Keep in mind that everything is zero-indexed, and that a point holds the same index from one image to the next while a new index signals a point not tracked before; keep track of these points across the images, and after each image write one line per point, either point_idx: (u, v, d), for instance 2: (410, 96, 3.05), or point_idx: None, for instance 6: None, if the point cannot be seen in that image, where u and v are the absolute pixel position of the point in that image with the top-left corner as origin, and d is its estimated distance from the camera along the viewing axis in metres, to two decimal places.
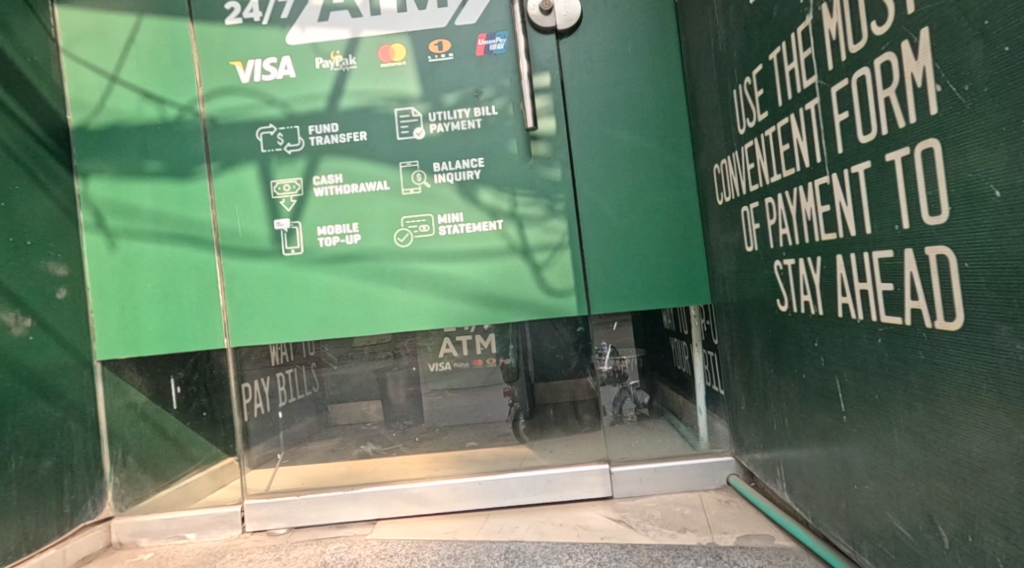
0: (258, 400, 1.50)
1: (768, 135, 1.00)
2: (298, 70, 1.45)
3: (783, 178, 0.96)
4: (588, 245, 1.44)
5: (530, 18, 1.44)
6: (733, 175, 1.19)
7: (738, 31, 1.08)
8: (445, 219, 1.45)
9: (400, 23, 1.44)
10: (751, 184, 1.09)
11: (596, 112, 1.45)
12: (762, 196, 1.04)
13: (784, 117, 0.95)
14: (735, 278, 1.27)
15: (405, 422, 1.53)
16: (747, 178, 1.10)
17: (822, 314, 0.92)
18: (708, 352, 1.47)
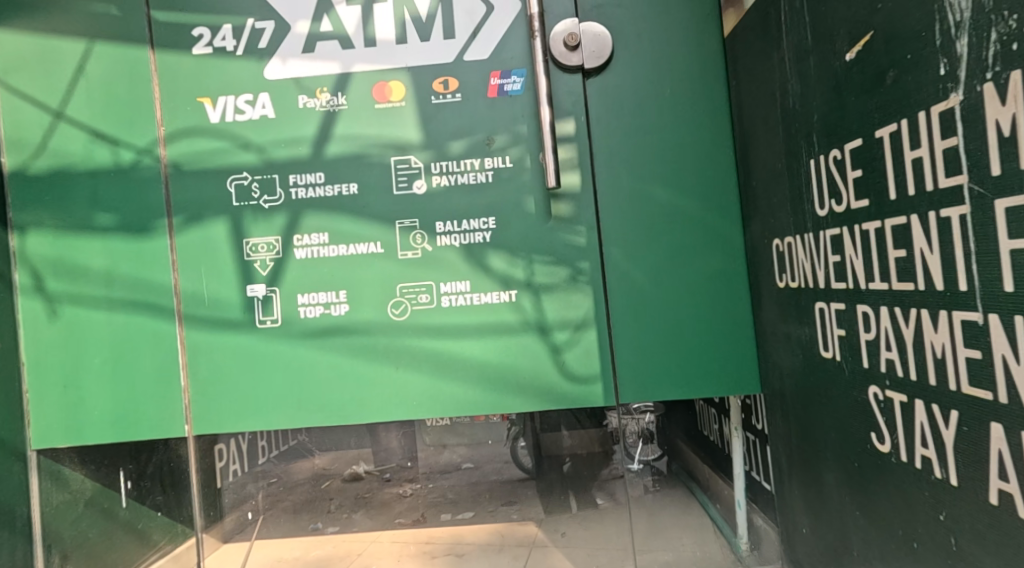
0: (235, 460, 1.37)
1: (863, 229, 0.82)
2: (278, 109, 1.23)
3: (893, 292, 0.77)
4: (617, 322, 1.24)
5: (554, 54, 1.26)
6: (805, 259, 1.01)
7: (825, 93, 0.91)
8: (449, 288, 1.24)
9: (400, 57, 1.23)
10: (836, 280, 0.88)
11: (629, 166, 1.26)
12: (855, 301, 0.84)
13: (897, 214, 0.76)
14: (798, 381, 1.05)
15: (399, 466, 1.38)
16: (828, 273, 0.90)
17: (959, 486, 0.70)
18: (748, 435, 1.29)
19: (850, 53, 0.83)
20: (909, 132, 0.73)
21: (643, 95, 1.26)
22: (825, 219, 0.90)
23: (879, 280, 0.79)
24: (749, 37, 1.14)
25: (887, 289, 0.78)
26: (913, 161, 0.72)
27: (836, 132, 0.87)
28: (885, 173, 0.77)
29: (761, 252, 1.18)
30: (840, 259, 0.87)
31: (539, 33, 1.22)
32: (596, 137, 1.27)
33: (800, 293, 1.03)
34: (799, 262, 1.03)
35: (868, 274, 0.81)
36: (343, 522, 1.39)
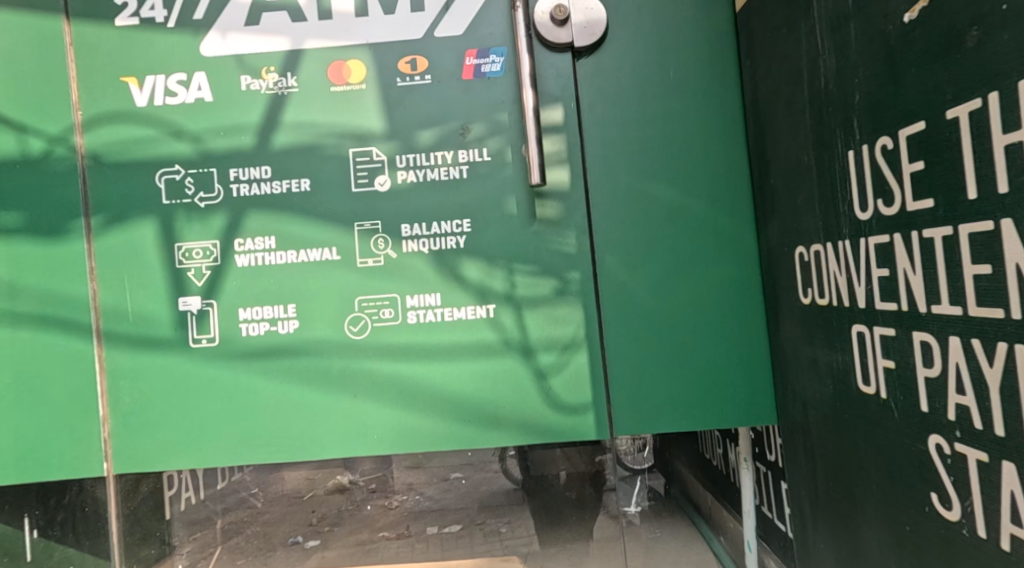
0: (186, 489, 1.21)
1: (926, 236, 0.67)
2: (216, 92, 1.05)
3: (970, 321, 0.61)
4: (612, 341, 1.08)
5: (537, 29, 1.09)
6: (835, 271, 0.85)
7: (871, 71, 0.77)
8: (416, 301, 1.06)
9: (359, 32, 1.06)
10: (884, 300, 0.74)
11: (625, 161, 1.11)
12: (913, 328, 0.69)
13: (976, 217, 0.61)
14: (825, 416, 0.89)
15: (382, 476, 1.16)
16: (874, 290, 0.76)
17: None
18: (759, 466, 1.12)
19: (911, 13, 0.70)
20: (1002, 111, 0.59)
21: (643, 79, 1.11)
22: (872, 223, 0.77)
23: (951, 303, 0.63)
24: (774, 11, 1.01)
25: (962, 316, 0.62)
26: (1005, 147, 0.58)
27: (894, 114, 0.73)
28: (965, 165, 0.62)
29: (778, 261, 1.03)
30: (891, 274, 0.73)
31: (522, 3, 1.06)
32: (590, 129, 1.11)
33: (829, 312, 0.87)
34: (828, 276, 0.87)
35: (930, 293, 0.66)
36: (326, 535, 1.21)
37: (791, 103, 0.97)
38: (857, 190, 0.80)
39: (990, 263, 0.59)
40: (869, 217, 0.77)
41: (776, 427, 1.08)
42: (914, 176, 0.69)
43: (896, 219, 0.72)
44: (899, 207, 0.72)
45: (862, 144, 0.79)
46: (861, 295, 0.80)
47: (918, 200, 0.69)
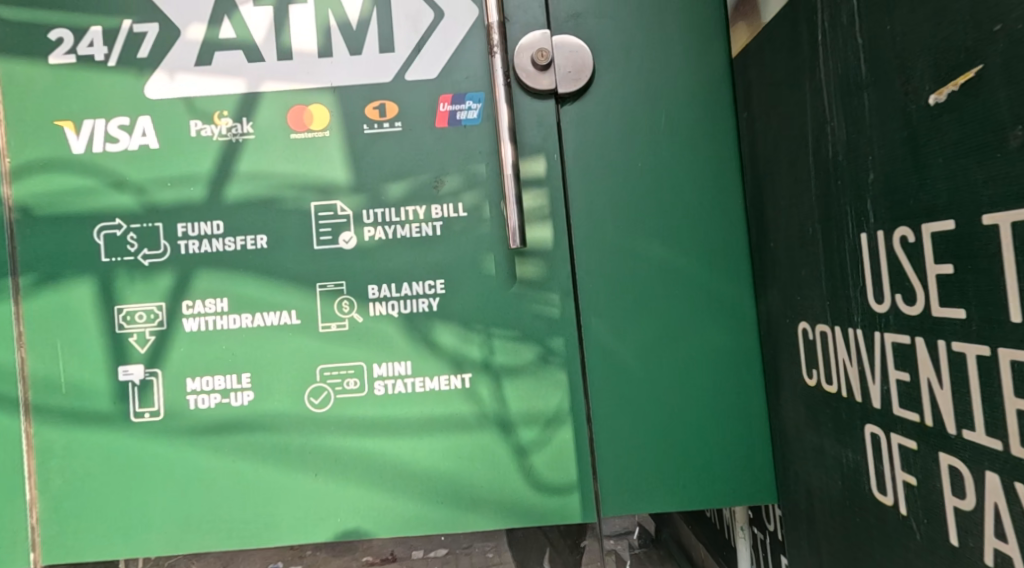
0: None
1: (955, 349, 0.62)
2: (162, 138, 0.95)
3: (1015, 461, 0.57)
4: (599, 414, 1.01)
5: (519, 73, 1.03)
6: (844, 357, 0.81)
7: (889, 150, 0.70)
8: (383, 371, 0.97)
9: (322, 74, 0.97)
10: (903, 407, 0.70)
11: (613, 216, 1.03)
12: (938, 449, 0.64)
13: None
14: (834, 510, 0.85)
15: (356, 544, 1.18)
16: (892, 394, 0.72)
17: None
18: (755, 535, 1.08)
19: (938, 94, 0.63)
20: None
21: (630, 128, 1.04)
22: (889, 317, 0.72)
23: (989, 436, 0.58)
24: (773, 66, 0.94)
25: (1002, 452, 0.58)
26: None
27: (916, 204, 0.67)
28: (1006, 281, 0.57)
29: (778, 330, 0.97)
30: (911, 379, 0.68)
31: (500, 48, 0.97)
32: (576, 182, 1.03)
33: (838, 403, 0.83)
34: (836, 361, 0.83)
35: (962, 416, 0.61)
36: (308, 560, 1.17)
37: (793, 167, 0.91)
38: (872, 283, 0.74)
39: None
40: (886, 309, 0.72)
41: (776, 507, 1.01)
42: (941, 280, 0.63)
43: (921, 320, 0.66)
44: (922, 309, 0.66)
45: (878, 229, 0.73)
46: (875, 394, 0.75)
47: (946, 307, 0.63)
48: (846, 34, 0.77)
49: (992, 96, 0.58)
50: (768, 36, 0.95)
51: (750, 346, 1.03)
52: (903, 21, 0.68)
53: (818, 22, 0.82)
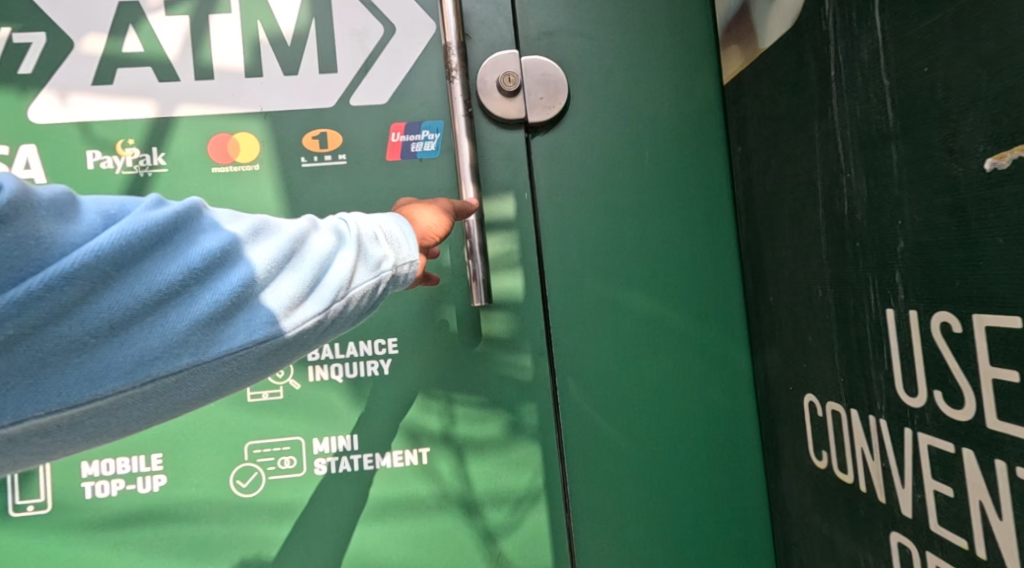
0: None
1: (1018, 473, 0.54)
2: (52, 171, 0.80)
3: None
4: (575, 485, 0.93)
5: (483, 100, 0.92)
6: (864, 452, 0.74)
7: (924, 214, 0.59)
8: (325, 446, 0.89)
9: (249, 97, 0.82)
10: (944, 524, 0.63)
11: (590, 264, 0.94)
12: None
13: None
14: None
15: None
16: (926, 506, 0.65)
17: None
18: None
19: (998, 158, 0.52)
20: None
21: (610, 168, 0.95)
22: (926, 416, 0.63)
23: None
24: (772, 101, 0.83)
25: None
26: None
27: (963, 288, 0.56)
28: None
29: (780, 398, 0.91)
30: (956, 495, 0.61)
31: (456, 70, 0.83)
32: (550, 228, 0.94)
33: (855, 498, 0.77)
34: (852, 451, 0.77)
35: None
36: None
37: (800, 220, 0.80)
38: (902, 374, 0.66)
39: None
40: (922, 406, 0.63)
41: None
42: (1000, 385, 0.54)
43: (970, 428, 0.58)
44: (972, 417, 0.57)
45: (909, 308, 0.63)
46: (904, 500, 0.68)
47: (1007, 422, 0.54)
48: (867, 74, 0.65)
49: None
50: (766, 65, 0.84)
51: (741, 407, 0.96)
52: (945, 64, 0.56)
53: (829, 54, 0.70)
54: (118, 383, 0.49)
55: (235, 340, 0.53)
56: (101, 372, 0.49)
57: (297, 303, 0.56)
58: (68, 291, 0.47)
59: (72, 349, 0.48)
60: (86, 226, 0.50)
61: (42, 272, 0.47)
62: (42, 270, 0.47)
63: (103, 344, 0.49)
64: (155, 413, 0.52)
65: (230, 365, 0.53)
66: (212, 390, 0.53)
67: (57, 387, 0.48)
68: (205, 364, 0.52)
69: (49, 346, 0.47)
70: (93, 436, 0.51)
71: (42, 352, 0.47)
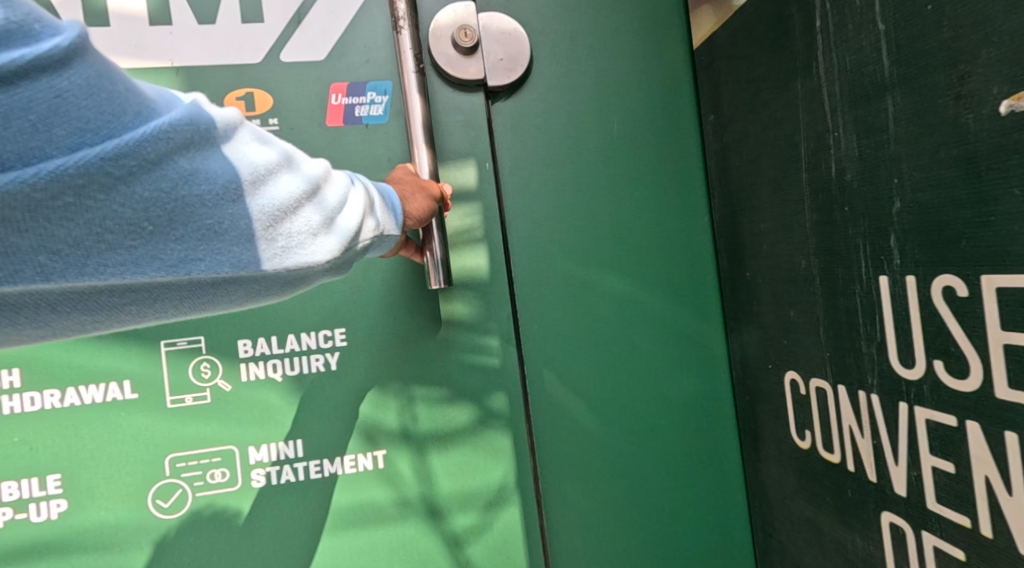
0: None
1: None
2: None
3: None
4: (547, 479, 0.88)
5: (434, 58, 0.85)
6: (854, 430, 0.70)
7: (925, 168, 0.54)
8: (262, 455, 0.81)
9: (158, 51, 0.78)
10: (944, 503, 0.58)
11: (555, 243, 0.88)
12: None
13: None
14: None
15: None
16: (922, 486, 0.61)
17: None
18: None
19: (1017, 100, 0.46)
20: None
21: (575, 139, 0.89)
22: (925, 389, 0.59)
23: None
24: (750, 60, 0.77)
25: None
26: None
27: (971, 247, 0.51)
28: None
29: (759, 376, 0.86)
30: (956, 471, 0.57)
31: (405, 21, 0.79)
32: (512, 203, 0.88)
33: (842, 480, 0.73)
34: (839, 430, 0.72)
35: None
36: None
37: (780, 187, 0.76)
38: (897, 344, 0.61)
39: None
40: (920, 378, 0.59)
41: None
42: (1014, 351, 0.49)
43: (976, 400, 0.53)
44: (979, 388, 0.53)
45: (906, 274, 0.58)
46: (898, 479, 0.64)
47: (1019, 389, 0.49)
48: (860, 21, 0.59)
49: None
50: (742, 23, 0.78)
51: (717, 391, 0.92)
52: None
53: (812, 5, 0.65)
54: (167, 271, 0.45)
55: (268, 260, 0.49)
56: (154, 257, 0.44)
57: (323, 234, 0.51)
58: (136, 163, 0.43)
59: (127, 226, 0.43)
60: (151, 101, 0.45)
61: (111, 137, 0.42)
62: (111, 136, 0.42)
63: (161, 230, 0.44)
64: (181, 306, 0.48)
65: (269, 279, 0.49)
66: (229, 299, 0.49)
67: (103, 266, 0.43)
68: (247, 271, 0.48)
69: (103, 218, 0.42)
70: (95, 318, 0.46)
71: (94, 224, 0.42)
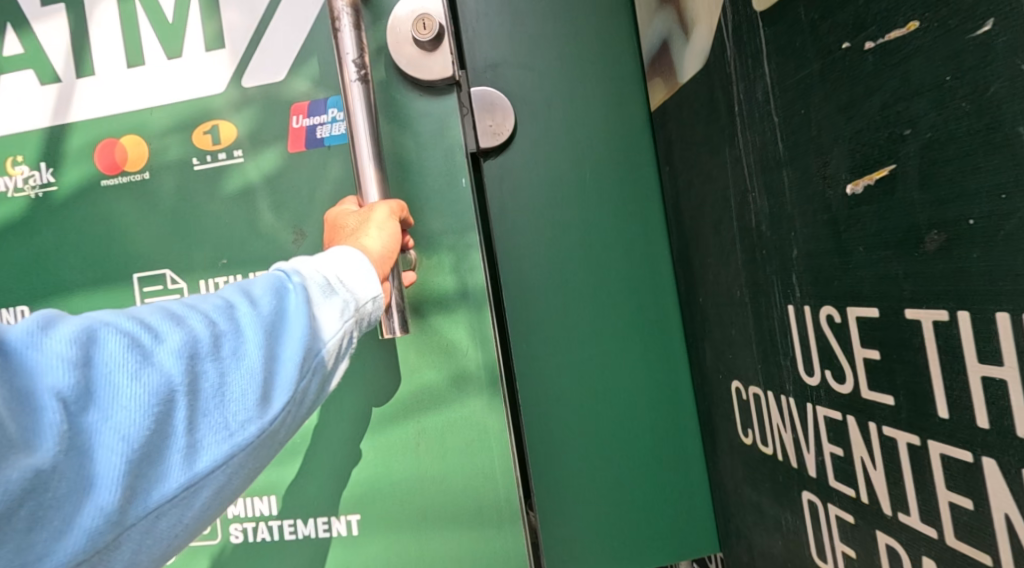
0: None
1: (884, 434, 0.66)
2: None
3: (950, 549, 0.60)
4: (536, 464, 1.08)
5: (394, 58, 0.94)
6: (778, 426, 0.87)
7: (811, 224, 0.71)
8: (238, 510, 0.97)
9: (144, 100, 0.96)
10: (837, 480, 0.76)
11: (540, 275, 1.08)
12: (876, 527, 0.70)
13: (949, 441, 0.58)
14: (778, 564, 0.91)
15: None
16: (822, 469, 0.78)
17: None
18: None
19: (855, 184, 0.62)
20: (976, 336, 0.53)
21: (553, 190, 1.08)
22: (821, 391, 0.76)
23: (925, 523, 0.62)
24: (693, 125, 0.95)
25: (937, 539, 0.61)
26: (982, 377, 0.53)
27: (839, 286, 0.68)
28: (933, 375, 0.58)
29: (712, 384, 1.04)
30: (844, 454, 0.74)
31: (343, 20, 0.85)
32: (503, 245, 1.07)
33: (775, 468, 0.89)
34: (771, 428, 0.89)
35: (895, 500, 0.66)
36: None
37: (720, 230, 0.93)
38: (802, 357, 0.79)
39: (965, 501, 0.58)
40: (817, 383, 0.76)
41: (724, 549, 1.08)
42: (869, 362, 0.66)
43: (850, 398, 0.71)
44: (851, 389, 0.70)
45: (804, 303, 0.75)
46: (810, 463, 0.81)
47: (876, 390, 0.66)
48: (759, 111, 0.77)
49: (905, 199, 0.56)
50: (685, 97, 0.96)
51: (678, 397, 1.09)
52: (814, 104, 0.66)
53: (731, 92, 0.82)
54: (54, 544, 0.49)
55: (173, 473, 0.53)
56: (28, 534, 0.48)
57: (227, 409, 0.56)
58: None
59: None
60: None
61: None
62: None
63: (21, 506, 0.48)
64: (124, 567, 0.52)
65: (229, 456, 0.55)
66: (176, 528, 0.54)
67: None
68: (146, 499, 0.52)
69: None
70: None
71: None
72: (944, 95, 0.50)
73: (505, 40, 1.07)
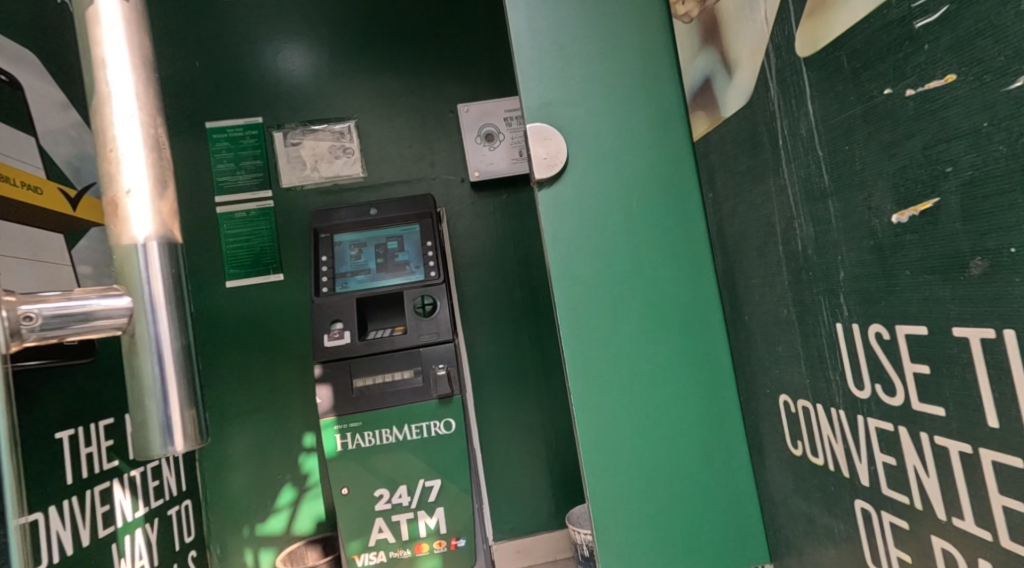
0: None
1: (937, 444, 0.70)
2: None
3: (1003, 550, 0.65)
4: (593, 478, 1.13)
5: None
6: (828, 436, 0.91)
7: (855, 247, 0.76)
8: None
9: None
10: (889, 487, 0.81)
11: (592, 297, 1.13)
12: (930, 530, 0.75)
13: (1001, 446, 0.64)
14: None
15: None
16: (876, 477, 0.82)
17: None
18: None
19: (901, 214, 0.69)
20: None
21: (602, 216, 1.14)
22: (872, 404, 0.81)
23: (980, 526, 0.67)
24: (734, 156, 1.02)
25: (992, 541, 0.66)
26: None
27: (886, 306, 0.74)
28: (982, 386, 0.65)
29: (761, 399, 1.09)
30: (897, 462, 0.79)
31: None
32: (559, 268, 1.13)
33: (826, 477, 0.94)
34: (819, 438, 0.93)
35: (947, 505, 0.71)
36: None
37: (763, 253, 0.99)
38: (851, 372, 0.83)
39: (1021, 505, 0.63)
40: (868, 396, 0.81)
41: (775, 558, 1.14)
42: (919, 376, 0.71)
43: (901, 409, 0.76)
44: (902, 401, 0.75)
45: (852, 321, 0.81)
46: (862, 472, 0.85)
47: (925, 403, 0.71)
48: (802, 144, 0.83)
49: (954, 228, 0.64)
50: (726, 129, 1.02)
51: (726, 412, 1.15)
52: (861, 139, 0.72)
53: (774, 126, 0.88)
54: None
55: None
56: None
57: None
58: None
59: None
60: None
61: None
62: None
63: None
64: None
65: None
66: None
67: None
68: None
69: None
70: None
71: None
72: (982, 139, 0.60)
73: (558, 80, 1.14)
